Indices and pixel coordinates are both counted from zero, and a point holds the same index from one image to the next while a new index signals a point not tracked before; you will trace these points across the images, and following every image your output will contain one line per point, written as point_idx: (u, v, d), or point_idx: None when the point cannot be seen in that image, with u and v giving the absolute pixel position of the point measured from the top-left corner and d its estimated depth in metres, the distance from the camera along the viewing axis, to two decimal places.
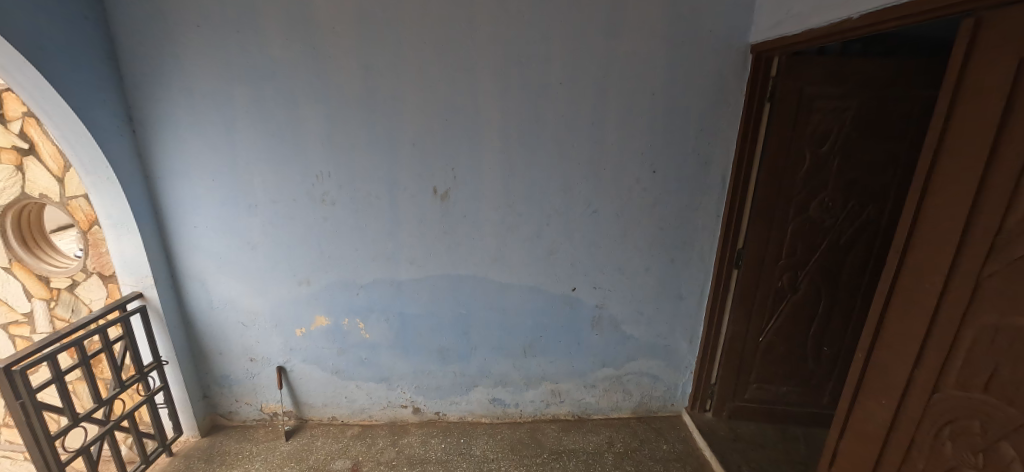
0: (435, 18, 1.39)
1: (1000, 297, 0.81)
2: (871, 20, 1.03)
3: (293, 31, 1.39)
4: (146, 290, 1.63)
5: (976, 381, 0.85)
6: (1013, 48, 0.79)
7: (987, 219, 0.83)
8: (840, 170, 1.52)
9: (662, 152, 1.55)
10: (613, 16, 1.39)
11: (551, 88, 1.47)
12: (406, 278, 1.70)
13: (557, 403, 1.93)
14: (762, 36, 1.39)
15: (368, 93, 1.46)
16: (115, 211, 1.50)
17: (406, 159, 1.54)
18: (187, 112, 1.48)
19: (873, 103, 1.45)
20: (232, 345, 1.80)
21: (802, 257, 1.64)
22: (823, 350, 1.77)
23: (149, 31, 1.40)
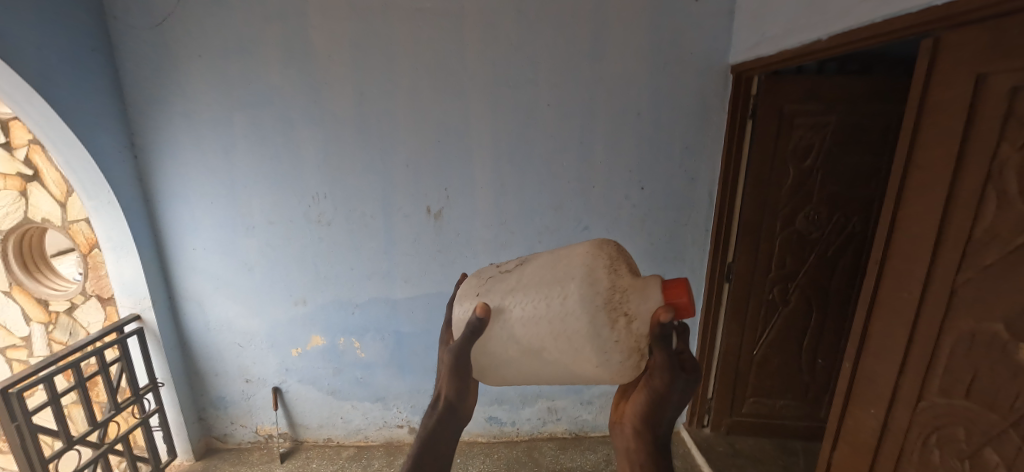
0: (427, 45, 1.45)
1: (975, 304, 0.82)
2: (838, 41, 1.08)
3: (292, 60, 1.46)
4: (144, 312, 1.64)
5: (958, 388, 0.86)
6: (970, 64, 0.83)
7: (958, 228, 0.86)
8: (824, 184, 1.56)
9: (651, 169, 1.59)
10: (597, 40, 1.46)
11: (540, 109, 1.52)
12: (401, 296, 1.72)
13: (553, 421, 1.92)
14: (741, 56, 1.44)
15: (363, 117, 1.52)
16: (116, 234, 1.54)
17: (401, 180, 1.58)
18: (187, 137, 1.53)
19: (851, 119, 1.50)
20: (228, 367, 1.80)
21: (791, 270, 1.66)
22: (818, 362, 1.78)
23: (153, 60, 1.46)
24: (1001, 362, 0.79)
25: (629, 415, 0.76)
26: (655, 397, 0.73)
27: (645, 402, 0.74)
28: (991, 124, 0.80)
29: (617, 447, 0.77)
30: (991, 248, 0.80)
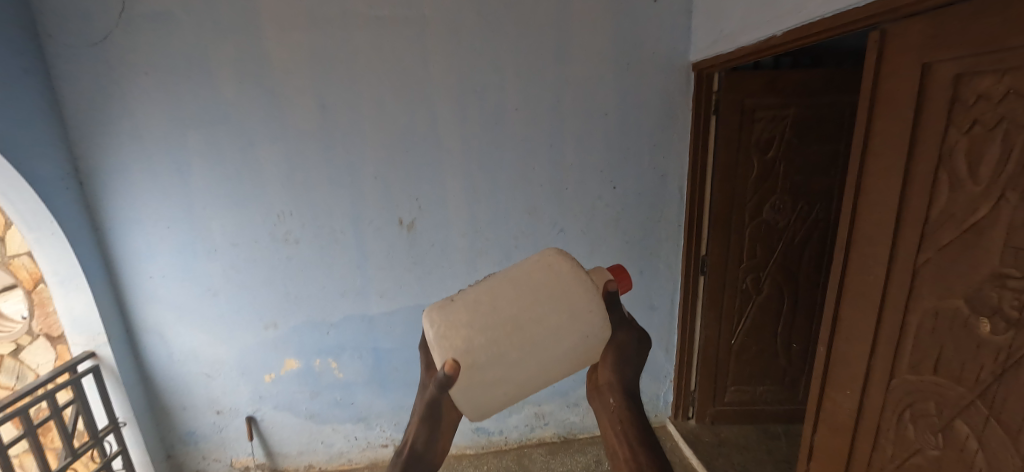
0: (389, 53, 1.42)
1: (937, 282, 0.86)
2: (792, 37, 1.12)
3: (247, 74, 1.40)
4: (100, 349, 1.53)
5: (926, 365, 0.89)
6: (916, 54, 0.87)
7: (914, 211, 0.89)
8: (786, 174, 1.61)
9: (622, 169, 1.60)
10: (561, 43, 1.46)
11: (508, 114, 1.51)
12: (377, 312, 1.67)
13: (541, 426, 1.90)
14: (701, 54, 1.47)
15: (326, 131, 1.47)
16: (62, 266, 1.42)
17: (370, 192, 1.54)
18: (138, 159, 1.44)
19: (809, 110, 1.55)
20: (196, 399, 1.71)
21: (762, 259, 1.71)
22: (793, 346, 1.83)
23: (94, 80, 1.37)
24: (964, 337, 0.82)
25: (605, 382, 0.76)
26: (621, 352, 0.77)
27: (615, 365, 0.76)
28: (940, 110, 0.84)
29: (599, 417, 0.75)
30: (947, 228, 0.84)
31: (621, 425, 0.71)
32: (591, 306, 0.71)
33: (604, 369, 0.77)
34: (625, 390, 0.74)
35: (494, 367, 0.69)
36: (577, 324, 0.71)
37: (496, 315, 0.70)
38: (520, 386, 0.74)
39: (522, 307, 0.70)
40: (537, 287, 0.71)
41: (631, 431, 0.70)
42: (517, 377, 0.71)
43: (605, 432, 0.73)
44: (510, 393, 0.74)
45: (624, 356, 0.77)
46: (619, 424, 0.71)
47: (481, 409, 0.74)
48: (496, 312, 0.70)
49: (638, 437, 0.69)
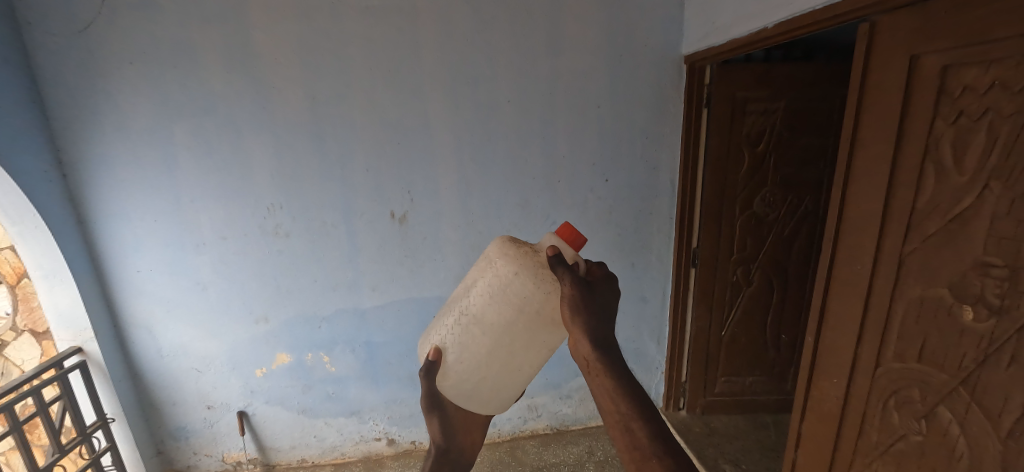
0: (380, 44, 1.40)
1: (922, 271, 0.87)
2: (783, 29, 1.12)
3: (234, 64, 1.37)
4: (86, 344, 1.50)
5: (910, 353, 0.91)
6: (905, 45, 0.88)
7: (901, 201, 0.91)
8: (777, 166, 1.63)
9: (614, 162, 1.60)
10: (553, 34, 1.46)
11: (500, 106, 1.50)
12: (369, 306, 1.66)
13: (534, 418, 1.91)
14: (694, 46, 1.48)
15: (316, 123, 1.45)
16: (47, 260, 1.40)
17: (362, 185, 1.53)
18: (123, 151, 1.42)
19: (799, 103, 1.56)
20: (186, 394, 1.69)
21: (752, 251, 1.72)
22: (782, 337, 1.86)
23: (77, 70, 1.34)
24: (947, 325, 0.84)
25: (580, 335, 0.71)
26: (581, 306, 0.74)
27: (583, 317, 0.72)
28: (927, 101, 0.85)
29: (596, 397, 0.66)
30: (932, 218, 0.85)
31: (603, 377, 0.66)
32: (536, 285, 0.87)
33: (570, 323, 0.74)
34: (601, 340, 0.70)
35: (475, 357, 0.88)
36: (525, 303, 0.88)
37: (460, 314, 0.90)
38: (499, 372, 0.91)
39: (479, 302, 0.89)
40: (487, 281, 0.89)
41: (615, 380, 0.65)
42: (490, 363, 0.90)
43: (590, 387, 0.67)
44: (492, 380, 0.91)
45: (582, 302, 0.74)
46: (600, 376, 0.66)
47: (473, 399, 0.92)
48: (459, 312, 0.90)
49: (621, 385, 0.64)
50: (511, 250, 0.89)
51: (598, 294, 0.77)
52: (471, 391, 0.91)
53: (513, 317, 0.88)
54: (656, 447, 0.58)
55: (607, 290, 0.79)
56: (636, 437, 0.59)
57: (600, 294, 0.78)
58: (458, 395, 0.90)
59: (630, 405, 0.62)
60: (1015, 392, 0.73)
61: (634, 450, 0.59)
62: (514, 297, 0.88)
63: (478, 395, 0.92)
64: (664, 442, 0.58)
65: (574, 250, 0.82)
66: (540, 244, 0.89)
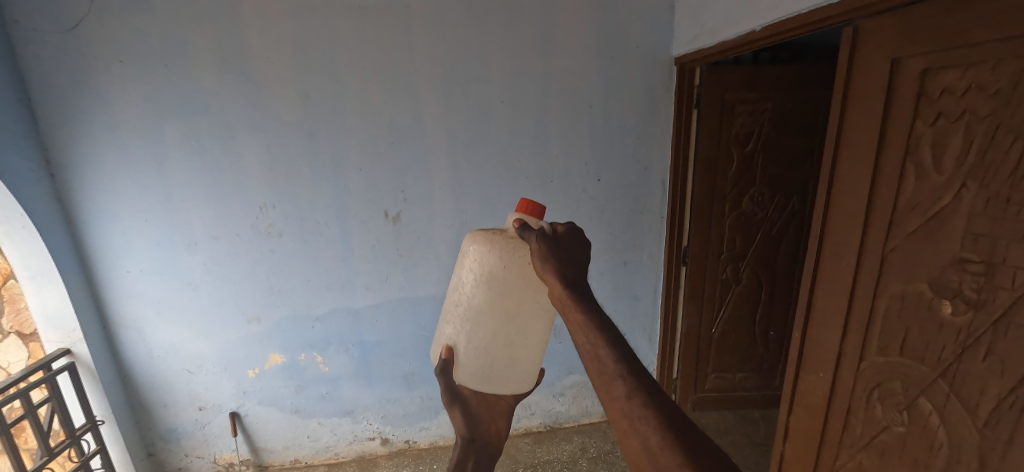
0: (374, 44, 1.41)
1: (903, 268, 0.90)
2: (771, 32, 1.15)
3: (226, 63, 1.37)
4: (75, 345, 1.48)
5: (892, 346, 0.94)
6: (886, 49, 0.91)
7: (884, 199, 0.93)
8: (764, 166, 1.66)
9: (606, 161, 1.62)
10: (546, 35, 1.47)
11: (494, 106, 1.51)
12: (363, 306, 1.66)
13: (528, 416, 1.92)
14: (684, 48, 1.50)
15: (309, 122, 1.45)
16: (34, 261, 1.38)
17: (356, 185, 1.53)
18: (113, 150, 1.40)
19: (785, 104, 1.60)
20: (177, 395, 1.68)
21: (741, 250, 1.76)
22: (770, 334, 1.90)
23: (65, 68, 1.32)
24: (927, 319, 0.87)
25: (551, 279, 0.64)
26: (552, 256, 0.67)
27: (554, 265, 0.65)
28: (907, 103, 0.88)
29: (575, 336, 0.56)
30: (913, 216, 0.88)
31: (575, 312, 0.57)
32: (516, 255, 0.91)
33: (542, 275, 0.67)
34: (573, 281, 0.62)
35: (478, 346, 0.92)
36: (511, 279, 0.92)
37: (455, 308, 0.94)
38: (508, 351, 0.94)
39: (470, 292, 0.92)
40: (470, 267, 0.93)
41: (587, 312, 0.56)
42: (495, 348, 0.92)
43: (564, 325, 0.58)
44: (506, 360, 0.94)
45: (550, 253, 0.68)
46: (572, 312, 0.57)
47: (494, 383, 0.94)
48: (453, 307, 0.94)
49: (593, 316, 0.55)
50: (481, 237, 0.95)
51: (569, 246, 0.71)
52: (488, 377, 0.93)
53: (505, 292, 0.92)
54: (624, 370, 0.49)
55: (580, 243, 0.72)
56: (604, 362, 0.50)
57: (574, 248, 0.71)
58: (478, 386, 0.92)
59: (598, 331, 0.53)
60: (992, 382, 0.77)
61: (602, 375, 0.50)
62: (500, 273, 0.92)
63: (497, 379, 0.94)
64: (633, 365, 0.49)
65: (537, 220, 0.82)
66: (506, 225, 0.93)
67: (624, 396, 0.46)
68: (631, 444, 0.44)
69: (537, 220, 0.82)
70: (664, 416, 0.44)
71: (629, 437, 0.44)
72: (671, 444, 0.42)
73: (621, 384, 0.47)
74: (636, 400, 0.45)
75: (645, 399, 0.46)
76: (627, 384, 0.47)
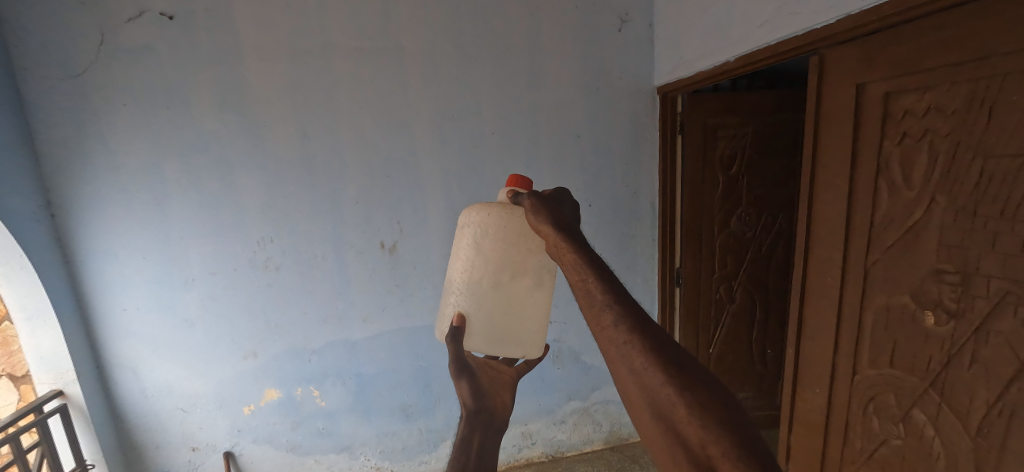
0: (369, 83, 1.47)
1: (886, 280, 0.93)
2: (744, 62, 1.23)
3: (227, 104, 1.42)
4: (68, 386, 1.46)
5: (883, 358, 0.95)
6: (851, 76, 0.97)
7: (861, 215, 0.97)
8: (749, 187, 1.71)
9: (596, 187, 1.67)
10: (533, 70, 1.55)
11: (485, 138, 1.57)
12: (361, 337, 1.66)
13: (529, 446, 1.89)
14: (664, 79, 1.58)
15: (306, 158, 1.49)
16: (31, 301, 1.38)
17: (352, 217, 1.56)
18: (114, 189, 1.43)
19: (765, 128, 1.67)
20: (170, 436, 1.64)
21: (732, 269, 1.79)
22: (767, 352, 1.91)
23: (71, 112, 1.37)
24: (912, 329, 0.89)
25: (547, 229, 0.62)
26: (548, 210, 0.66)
27: (547, 216, 0.64)
28: (875, 124, 0.94)
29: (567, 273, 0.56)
30: (890, 230, 0.92)
31: (570, 255, 0.56)
32: (504, 219, 0.97)
33: (537, 230, 0.64)
34: (569, 228, 0.61)
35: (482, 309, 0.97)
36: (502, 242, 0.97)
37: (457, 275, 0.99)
38: (513, 309, 0.98)
39: (471, 253, 0.98)
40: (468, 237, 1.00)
41: (580, 251, 0.56)
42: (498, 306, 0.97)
43: (560, 269, 0.57)
44: (512, 314, 0.98)
45: (544, 206, 0.65)
46: (567, 253, 0.57)
47: (506, 341, 0.98)
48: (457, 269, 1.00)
49: (585, 253, 0.55)
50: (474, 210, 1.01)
51: (561, 206, 0.70)
52: (496, 329, 0.98)
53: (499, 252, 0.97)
54: (611, 297, 0.51)
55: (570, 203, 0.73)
56: (593, 294, 0.51)
57: (565, 207, 0.70)
58: (489, 337, 0.98)
59: (587, 265, 0.54)
60: (979, 390, 0.78)
61: (592, 307, 0.51)
62: (495, 232, 0.98)
63: (507, 331, 0.98)
64: (621, 293, 0.51)
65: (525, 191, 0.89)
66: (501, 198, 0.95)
67: (611, 324, 0.49)
68: (620, 368, 0.47)
69: (527, 191, 0.89)
70: (653, 343, 0.47)
71: (617, 362, 0.48)
72: (655, 364, 0.45)
73: (609, 313, 0.50)
74: (622, 327, 0.48)
75: (632, 325, 0.48)
76: (614, 313, 0.49)
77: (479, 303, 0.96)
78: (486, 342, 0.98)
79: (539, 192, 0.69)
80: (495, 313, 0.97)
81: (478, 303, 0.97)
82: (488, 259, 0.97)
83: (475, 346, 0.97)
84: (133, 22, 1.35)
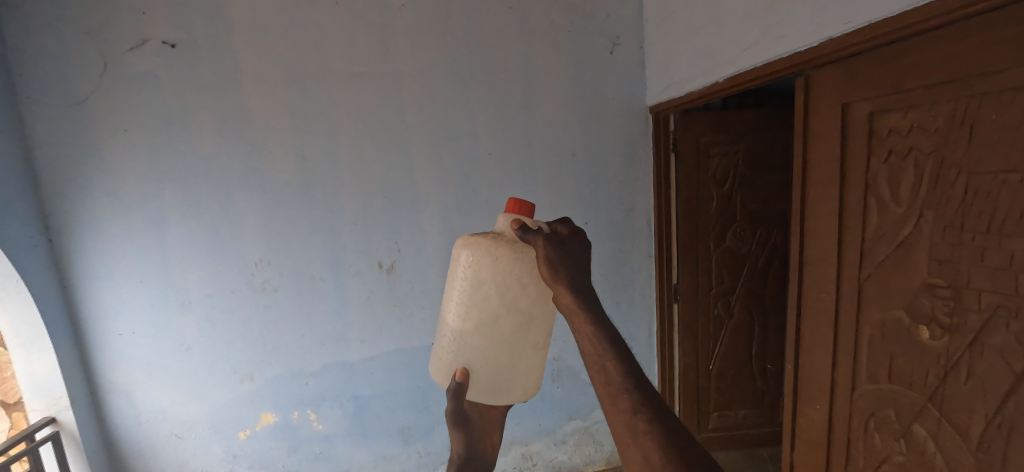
0: (367, 106, 1.50)
1: (880, 295, 0.94)
2: (733, 82, 1.26)
3: (227, 129, 1.45)
4: (60, 413, 1.45)
5: (881, 373, 0.95)
6: (837, 95, 1.00)
7: (853, 231, 0.99)
8: (743, 203, 1.73)
9: (592, 205, 1.69)
10: (528, 91, 1.58)
11: (482, 158, 1.59)
12: (358, 359, 1.65)
13: (529, 467, 1.86)
14: (656, 99, 1.62)
15: (305, 180, 1.51)
16: (26, 327, 1.38)
17: (350, 238, 1.57)
18: (113, 214, 1.44)
19: (756, 145, 1.70)
20: (163, 463, 1.61)
21: (730, 284, 1.79)
22: (768, 367, 1.90)
23: (73, 138, 1.39)
24: (908, 344, 0.89)
25: (560, 288, 0.72)
26: (563, 258, 0.75)
27: (562, 273, 0.73)
28: (861, 143, 0.96)
29: (579, 339, 0.68)
30: (881, 245, 0.93)
31: (585, 325, 0.67)
32: (511, 255, 0.94)
33: (551, 280, 0.74)
34: (582, 293, 0.71)
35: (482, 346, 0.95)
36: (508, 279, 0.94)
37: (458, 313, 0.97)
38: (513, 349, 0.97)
39: (468, 297, 0.96)
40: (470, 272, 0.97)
41: (596, 326, 0.66)
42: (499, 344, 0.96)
43: (573, 335, 0.69)
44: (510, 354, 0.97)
45: (558, 261, 0.74)
46: (581, 323, 0.68)
47: (503, 381, 0.98)
48: (457, 306, 0.97)
49: (603, 331, 0.66)
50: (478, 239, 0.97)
51: (572, 249, 0.77)
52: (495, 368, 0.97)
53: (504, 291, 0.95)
54: (627, 382, 0.60)
55: (584, 246, 0.79)
56: (611, 374, 0.62)
57: (578, 254, 0.77)
58: (487, 375, 0.96)
59: (605, 343, 0.64)
60: (977, 404, 0.78)
61: (597, 362, 0.65)
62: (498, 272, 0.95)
63: (505, 370, 0.98)
64: (636, 379, 0.61)
65: (529, 218, 0.90)
66: (501, 226, 0.96)
67: (615, 383, 0.61)
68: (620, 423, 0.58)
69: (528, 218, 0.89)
70: (666, 435, 0.55)
71: (632, 449, 0.55)
72: (670, 460, 0.52)
73: (611, 371, 0.63)
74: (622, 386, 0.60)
75: (647, 416, 0.56)
76: (617, 370, 0.62)
77: (481, 339, 0.95)
78: (484, 380, 0.96)
79: (553, 237, 0.76)
80: (495, 358, 0.96)
81: (478, 350, 0.95)
82: (489, 300, 0.95)
83: (476, 391, 0.97)
84: (136, 50, 1.38)
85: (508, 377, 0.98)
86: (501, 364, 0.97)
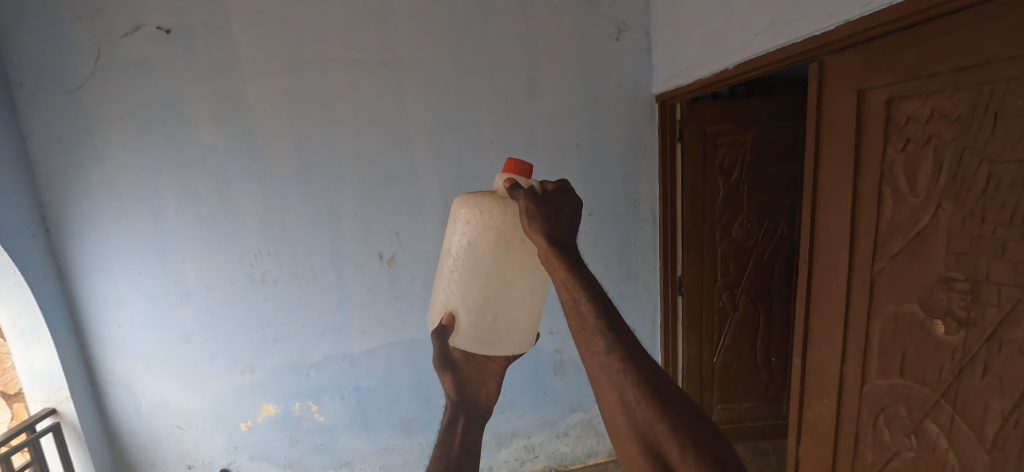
0: (367, 93, 1.47)
1: (893, 288, 0.91)
2: (744, 69, 1.22)
3: (224, 117, 1.42)
4: (61, 404, 1.45)
5: (892, 368, 0.93)
6: (852, 81, 0.97)
7: (866, 222, 0.96)
8: (750, 194, 1.70)
9: (595, 196, 1.66)
10: (531, 78, 1.55)
11: (484, 147, 1.56)
12: (360, 351, 1.64)
13: (532, 459, 1.86)
14: (663, 86, 1.58)
15: (303, 170, 1.48)
16: (24, 318, 1.38)
17: (350, 230, 1.54)
18: (109, 204, 1.42)
19: (764, 134, 1.67)
20: (166, 454, 1.61)
21: (735, 277, 1.77)
22: (773, 360, 1.89)
23: (67, 127, 1.36)
24: (922, 338, 0.87)
25: (539, 239, 0.74)
26: (548, 209, 0.77)
27: (541, 223, 0.75)
28: (877, 131, 0.93)
29: (558, 293, 0.67)
30: (896, 237, 0.90)
31: (561, 271, 0.67)
32: (499, 215, 0.90)
33: (530, 232, 0.76)
34: (557, 241, 0.72)
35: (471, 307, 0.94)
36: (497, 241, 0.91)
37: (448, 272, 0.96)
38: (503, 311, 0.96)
39: (457, 255, 0.94)
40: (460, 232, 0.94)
41: (571, 271, 0.66)
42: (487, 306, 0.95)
43: (550, 282, 0.69)
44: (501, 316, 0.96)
45: (539, 213, 0.76)
46: (558, 270, 0.68)
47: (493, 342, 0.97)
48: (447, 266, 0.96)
49: (579, 276, 0.65)
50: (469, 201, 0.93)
51: (556, 203, 0.79)
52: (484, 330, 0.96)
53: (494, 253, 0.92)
54: (603, 326, 0.59)
55: (566, 201, 0.80)
56: (587, 323, 0.60)
57: (562, 208, 0.79)
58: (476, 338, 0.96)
59: (580, 288, 0.63)
60: (992, 400, 0.76)
61: (585, 332, 0.60)
62: (486, 234, 0.92)
63: (494, 333, 0.96)
64: (614, 326, 0.59)
65: (526, 178, 0.85)
66: (494, 185, 0.92)
67: (608, 363, 0.56)
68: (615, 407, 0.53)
69: (525, 177, 0.85)
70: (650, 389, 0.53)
71: (615, 405, 0.53)
72: (653, 414, 0.51)
73: (604, 347, 0.57)
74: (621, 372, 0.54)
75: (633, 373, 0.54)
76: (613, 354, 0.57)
77: (469, 300, 0.94)
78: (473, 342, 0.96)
79: (535, 192, 0.79)
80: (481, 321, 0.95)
81: (466, 310, 0.95)
82: (478, 262, 0.93)
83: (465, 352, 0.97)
84: (130, 35, 1.35)
85: (500, 341, 0.97)
86: (490, 326, 0.96)
